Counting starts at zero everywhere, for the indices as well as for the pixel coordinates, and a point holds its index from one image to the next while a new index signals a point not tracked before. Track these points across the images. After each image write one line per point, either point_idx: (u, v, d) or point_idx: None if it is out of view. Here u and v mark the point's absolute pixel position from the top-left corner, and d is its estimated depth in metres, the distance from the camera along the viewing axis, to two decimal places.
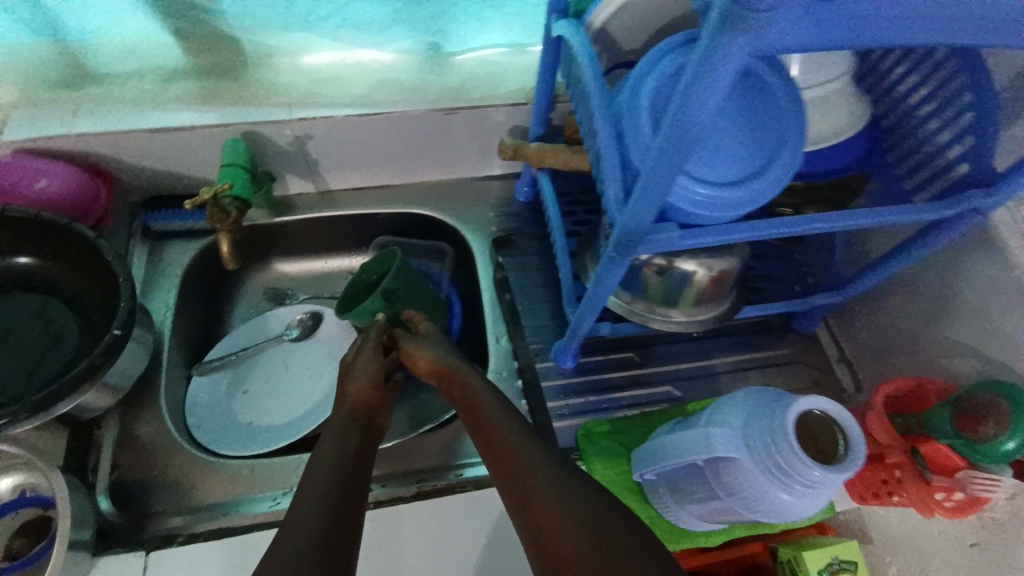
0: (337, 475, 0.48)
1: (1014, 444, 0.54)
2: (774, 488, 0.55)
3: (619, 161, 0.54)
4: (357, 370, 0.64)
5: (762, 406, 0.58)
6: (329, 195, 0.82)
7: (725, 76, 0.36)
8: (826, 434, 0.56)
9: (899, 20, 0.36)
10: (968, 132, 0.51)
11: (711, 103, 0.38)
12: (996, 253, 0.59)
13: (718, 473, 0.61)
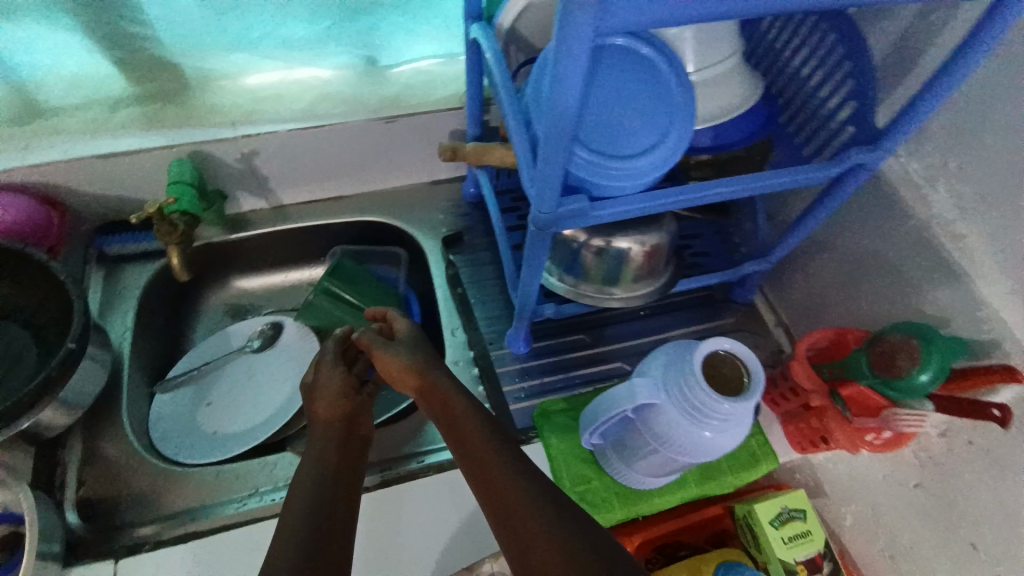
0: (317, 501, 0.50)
1: (928, 376, 0.58)
2: (693, 428, 0.48)
3: (531, 142, 0.53)
4: (320, 386, 0.62)
5: (678, 348, 0.51)
6: (281, 209, 0.89)
7: (583, 51, 0.39)
8: (731, 369, 0.50)
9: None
10: (851, 98, 0.60)
11: (579, 75, 0.40)
12: (902, 211, 0.63)
13: (648, 426, 0.53)
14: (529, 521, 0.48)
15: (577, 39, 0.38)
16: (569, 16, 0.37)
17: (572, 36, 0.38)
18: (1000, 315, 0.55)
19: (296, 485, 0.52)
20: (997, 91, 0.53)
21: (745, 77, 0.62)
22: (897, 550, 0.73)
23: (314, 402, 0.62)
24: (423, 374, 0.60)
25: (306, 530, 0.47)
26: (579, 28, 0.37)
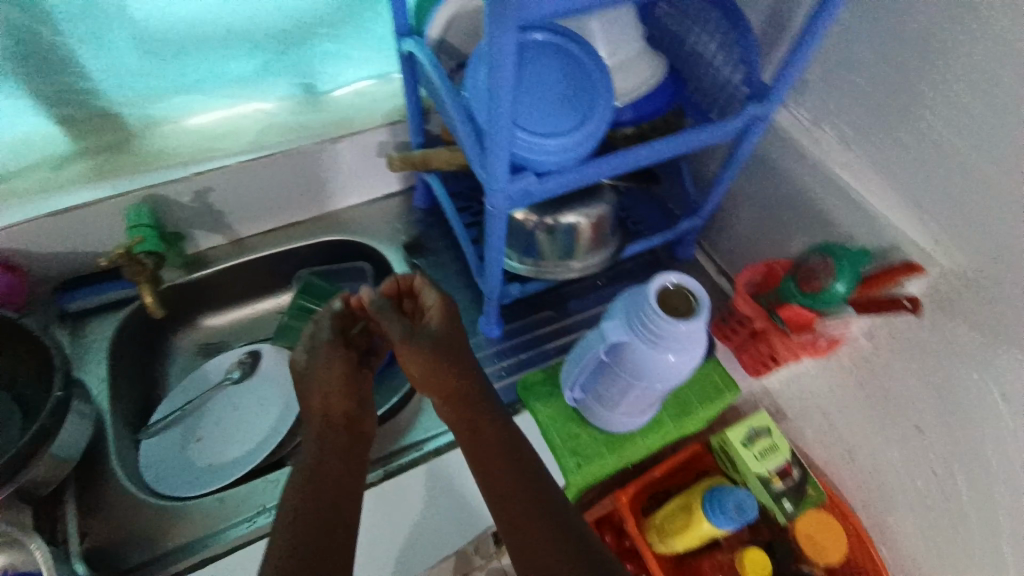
0: (322, 492, 0.56)
1: (844, 285, 0.67)
2: (660, 352, 0.56)
3: (476, 134, 0.59)
4: (322, 375, 0.64)
5: (633, 290, 0.59)
6: (240, 242, 0.91)
7: (511, 43, 0.45)
8: (679, 299, 0.57)
9: None
10: (740, 62, 0.70)
11: (510, 65, 0.46)
12: (800, 152, 0.73)
13: (622, 362, 0.60)
14: (523, 505, 0.57)
15: (505, 34, 0.44)
16: (496, 15, 0.43)
17: (502, 31, 0.44)
18: (891, 222, 0.66)
19: (294, 487, 0.57)
20: (852, 37, 0.64)
21: (649, 56, 0.71)
22: (851, 448, 0.83)
23: (319, 392, 0.64)
24: (439, 369, 0.63)
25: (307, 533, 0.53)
26: (506, 25, 0.44)
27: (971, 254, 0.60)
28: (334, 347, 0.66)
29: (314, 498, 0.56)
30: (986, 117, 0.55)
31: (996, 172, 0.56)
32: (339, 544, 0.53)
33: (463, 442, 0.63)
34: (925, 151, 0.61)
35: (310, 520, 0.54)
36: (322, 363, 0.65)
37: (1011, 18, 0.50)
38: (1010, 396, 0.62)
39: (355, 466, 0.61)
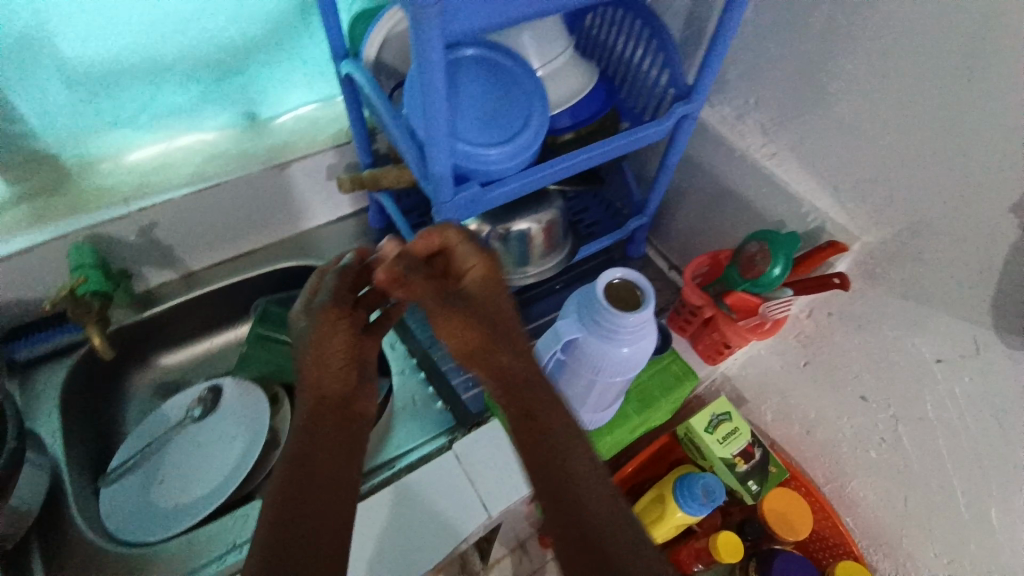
0: (321, 475, 0.51)
1: (779, 268, 0.71)
2: (613, 345, 0.58)
3: (418, 148, 0.61)
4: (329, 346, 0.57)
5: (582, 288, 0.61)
6: (191, 275, 0.90)
7: (438, 56, 0.47)
8: (627, 292, 0.60)
9: None
10: (665, 66, 0.74)
11: (440, 77, 0.48)
12: (730, 146, 0.78)
13: (579, 360, 0.62)
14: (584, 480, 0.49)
15: (430, 48, 0.46)
16: (420, 28, 0.45)
17: (428, 44, 0.46)
18: (815, 205, 0.71)
19: (279, 477, 0.51)
20: (763, 36, 0.68)
21: (580, 65, 0.75)
22: (808, 424, 0.88)
23: (323, 369, 0.57)
24: (485, 336, 0.55)
25: (287, 540, 0.47)
26: (431, 37, 0.45)
27: (889, 228, 0.65)
28: (340, 314, 0.58)
29: (298, 500, 0.49)
30: (887, 101, 0.59)
31: (902, 150, 0.60)
32: (334, 523, 0.49)
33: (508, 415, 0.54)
34: (840, 136, 0.65)
35: (289, 527, 0.47)
36: (324, 331, 0.57)
37: (897, 9, 0.55)
38: (941, 358, 0.66)
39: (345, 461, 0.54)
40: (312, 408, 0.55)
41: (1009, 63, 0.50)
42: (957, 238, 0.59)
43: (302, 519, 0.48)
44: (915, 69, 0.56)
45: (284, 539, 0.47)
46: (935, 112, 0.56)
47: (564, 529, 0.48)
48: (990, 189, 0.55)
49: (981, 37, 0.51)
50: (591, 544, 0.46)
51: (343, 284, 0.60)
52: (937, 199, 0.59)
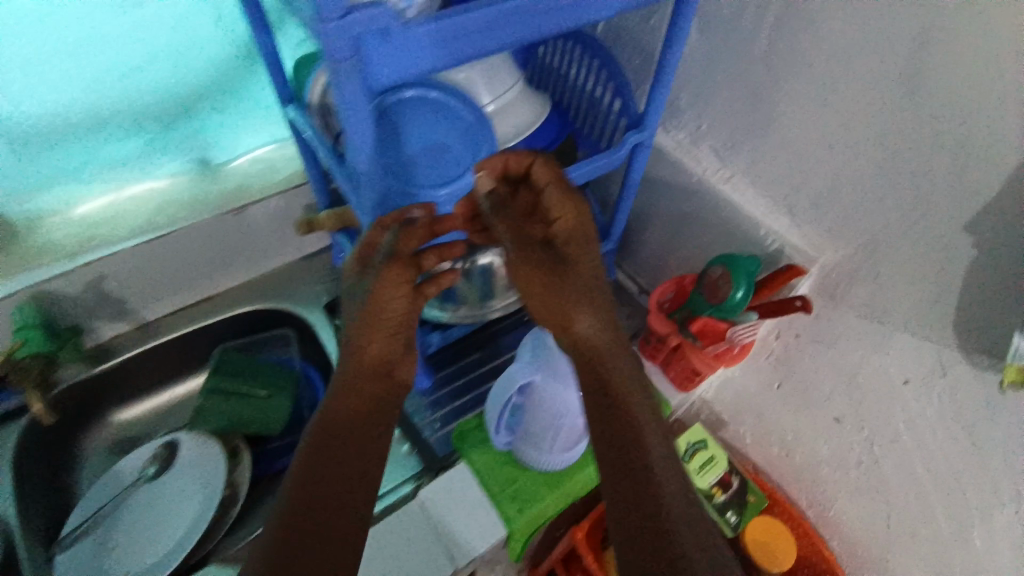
0: (350, 450, 0.58)
1: (740, 293, 0.70)
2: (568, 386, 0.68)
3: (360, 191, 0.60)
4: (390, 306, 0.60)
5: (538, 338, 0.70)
6: (147, 326, 0.87)
7: (362, 105, 0.44)
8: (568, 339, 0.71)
9: (486, 28, 0.45)
10: (616, 95, 0.74)
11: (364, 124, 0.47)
12: (686, 171, 0.77)
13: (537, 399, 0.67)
14: (643, 431, 0.55)
15: (353, 98, 0.44)
16: (339, 84, 0.42)
17: (349, 97, 0.43)
18: (773, 229, 0.70)
19: (331, 405, 0.60)
20: (710, 62, 0.68)
21: (531, 98, 0.74)
22: (787, 446, 0.85)
23: (372, 329, 0.61)
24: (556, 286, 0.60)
25: (325, 457, 0.57)
26: (351, 90, 0.43)
27: (847, 250, 0.64)
28: (402, 267, 0.60)
29: (342, 426, 0.59)
30: (834, 125, 0.59)
31: (854, 171, 0.59)
32: (353, 501, 0.55)
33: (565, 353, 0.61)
34: (793, 159, 0.65)
35: (328, 447, 0.57)
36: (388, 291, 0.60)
37: (831, 36, 0.55)
38: (908, 379, 0.65)
39: (385, 400, 0.62)
40: (370, 339, 0.61)
41: (948, 84, 0.49)
42: (914, 259, 0.58)
43: (342, 441, 0.58)
44: (857, 91, 0.56)
45: (322, 457, 0.57)
46: (878, 133, 0.56)
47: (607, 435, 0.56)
48: (941, 210, 0.54)
49: (918, 60, 0.50)
50: (621, 447, 0.54)
51: (409, 242, 0.59)
52: (890, 220, 0.58)
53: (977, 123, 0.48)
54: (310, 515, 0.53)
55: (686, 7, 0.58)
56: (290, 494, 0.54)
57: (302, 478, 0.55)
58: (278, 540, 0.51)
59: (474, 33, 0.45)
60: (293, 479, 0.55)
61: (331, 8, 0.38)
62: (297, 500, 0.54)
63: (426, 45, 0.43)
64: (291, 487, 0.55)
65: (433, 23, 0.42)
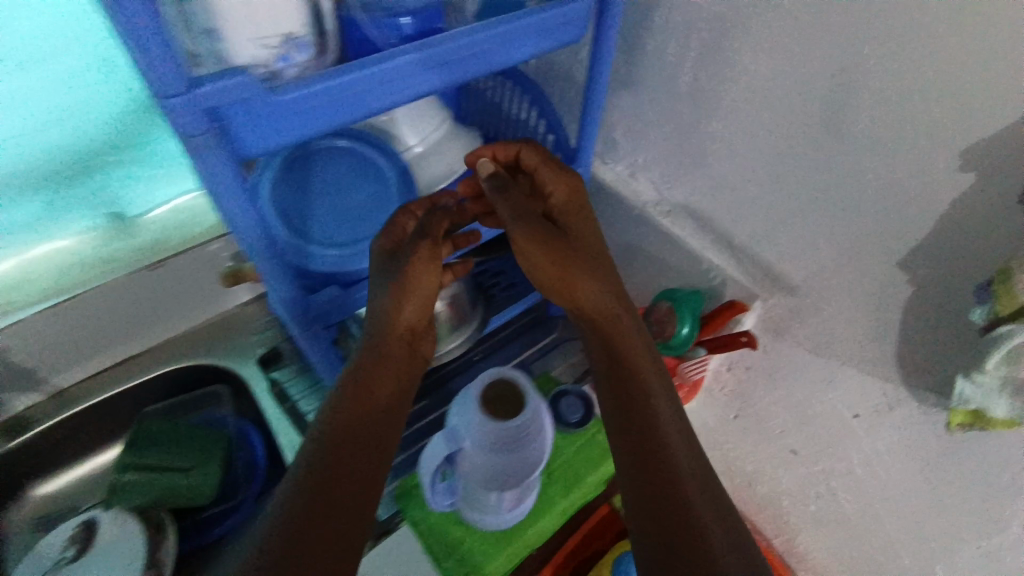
0: (360, 439, 0.50)
1: (687, 328, 0.68)
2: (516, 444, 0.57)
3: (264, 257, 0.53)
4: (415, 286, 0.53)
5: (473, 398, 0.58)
6: (62, 393, 0.80)
7: (237, 182, 0.38)
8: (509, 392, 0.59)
9: (375, 86, 0.41)
10: (546, 129, 0.70)
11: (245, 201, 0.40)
12: (626, 205, 0.75)
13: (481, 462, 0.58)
14: (658, 394, 0.54)
15: (225, 175, 0.37)
16: (199, 163, 0.36)
17: (214, 177, 0.36)
18: (716, 263, 0.68)
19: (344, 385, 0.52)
20: (639, 96, 0.66)
21: (461, 134, 0.69)
22: (750, 475, 0.81)
23: (407, 297, 0.53)
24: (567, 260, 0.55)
25: (336, 443, 0.49)
26: (214, 168, 0.36)
27: (789, 284, 0.62)
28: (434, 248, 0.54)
29: (354, 408, 0.51)
30: (765, 161, 0.57)
31: (789, 207, 0.57)
32: (366, 495, 0.48)
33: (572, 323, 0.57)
34: (728, 193, 0.62)
35: (340, 432, 0.49)
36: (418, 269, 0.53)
37: (752, 70, 0.53)
38: (858, 413, 0.63)
39: (403, 380, 0.55)
40: (394, 324, 0.53)
41: (870, 124, 0.47)
42: (853, 296, 0.56)
43: (355, 426, 0.50)
44: (784, 130, 0.53)
45: (334, 442, 0.49)
46: (806, 168, 0.53)
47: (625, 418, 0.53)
48: (875, 249, 0.52)
49: (839, 99, 0.48)
50: (643, 432, 0.52)
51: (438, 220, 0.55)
52: (828, 257, 0.56)
53: (903, 164, 0.46)
54: (320, 506, 0.46)
55: (603, 39, 0.54)
56: (297, 483, 0.47)
57: (311, 466, 0.47)
58: (282, 535, 0.43)
59: (361, 94, 0.40)
60: (301, 468, 0.48)
61: (175, 82, 0.32)
62: (304, 489, 0.46)
63: (305, 110, 0.38)
64: (300, 474, 0.47)
65: (307, 87, 0.37)
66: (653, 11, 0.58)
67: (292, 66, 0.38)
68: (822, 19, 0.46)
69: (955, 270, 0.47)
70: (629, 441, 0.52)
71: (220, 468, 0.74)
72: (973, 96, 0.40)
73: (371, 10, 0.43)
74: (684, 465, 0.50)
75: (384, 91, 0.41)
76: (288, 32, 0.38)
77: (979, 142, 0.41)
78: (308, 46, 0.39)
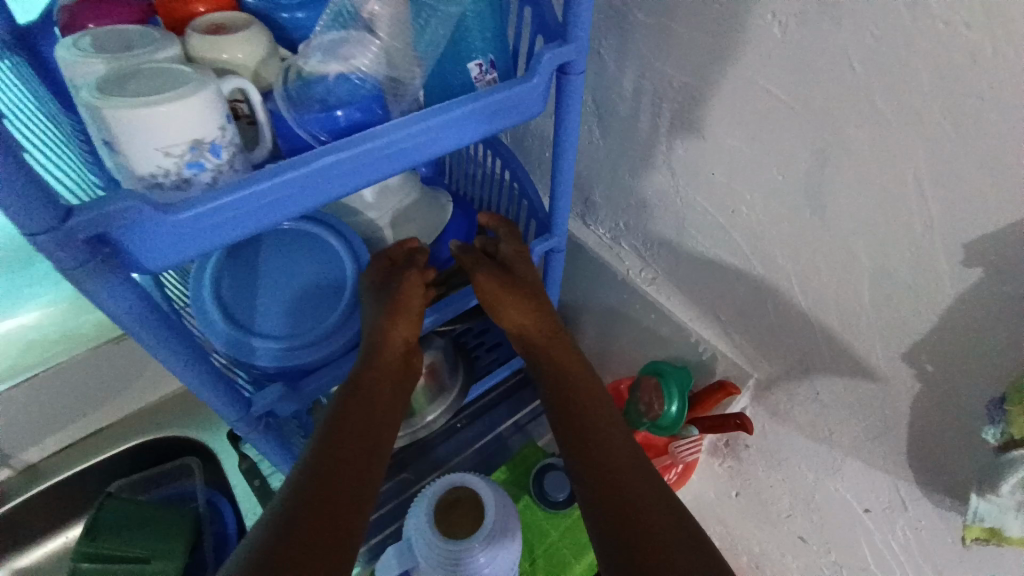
0: (333, 471, 0.41)
1: (676, 406, 0.62)
2: (492, 523, 0.54)
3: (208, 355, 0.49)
4: (403, 300, 0.49)
5: (428, 505, 0.55)
6: (31, 469, 0.78)
7: (136, 298, 0.34)
8: (456, 491, 0.57)
9: (300, 184, 0.37)
10: (521, 195, 0.65)
11: (150, 318, 0.36)
12: (609, 271, 0.71)
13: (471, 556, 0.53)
14: (632, 451, 0.47)
15: (119, 292, 0.33)
16: (87, 289, 0.33)
17: (110, 302, 0.33)
18: (703, 335, 0.64)
19: (325, 426, 0.45)
20: (614, 161, 0.62)
21: (431, 202, 0.65)
22: (755, 558, 0.72)
23: (399, 317, 0.49)
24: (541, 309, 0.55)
25: (322, 477, 0.40)
26: (109, 294, 0.33)
27: (782, 362, 0.57)
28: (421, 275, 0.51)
29: (341, 441, 0.43)
30: (746, 236, 0.52)
31: (777, 285, 0.52)
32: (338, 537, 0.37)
33: (536, 381, 0.53)
34: (712, 266, 0.58)
35: (326, 466, 0.41)
36: (408, 287, 0.50)
37: (728, 143, 0.48)
38: (869, 507, 0.57)
39: (394, 415, 0.48)
40: (385, 353, 0.48)
41: (855, 209, 0.42)
42: (854, 383, 0.51)
43: (342, 459, 0.42)
44: (765, 207, 0.49)
45: (322, 476, 0.40)
46: (793, 246, 0.49)
47: (584, 465, 0.46)
48: (871, 338, 0.47)
49: (816, 180, 0.43)
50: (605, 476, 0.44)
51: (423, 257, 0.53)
52: (822, 340, 0.51)
53: (896, 253, 0.41)
54: (307, 551, 0.35)
55: (569, 106, 0.48)
56: (273, 530, 0.36)
57: (293, 505, 0.38)
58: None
59: (281, 188, 0.36)
60: (279, 511, 0.38)
61: (46, 215, 0.28)
62: (285, 532, 0.36)
63: (216, 215, 0.34)
64: (278, 517, 0.37)
65: (213, 200, 0.34)
66: (621, 80, 0.55)
67: (204, 172, 0.35)
68: (792, 99, 0.41)
69: (962, 369, 0.42)
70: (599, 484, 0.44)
71: (185, 554, 0.69)
72: (974, 189, 0.35)
73: (300, 105, 0.40)
74: (676, 502, 0.42)
75: (306, 182, 0.37)
76: (197, 136, 0.34)
77: (977, 239, 0.37)
78: (225, 148, 0.35)
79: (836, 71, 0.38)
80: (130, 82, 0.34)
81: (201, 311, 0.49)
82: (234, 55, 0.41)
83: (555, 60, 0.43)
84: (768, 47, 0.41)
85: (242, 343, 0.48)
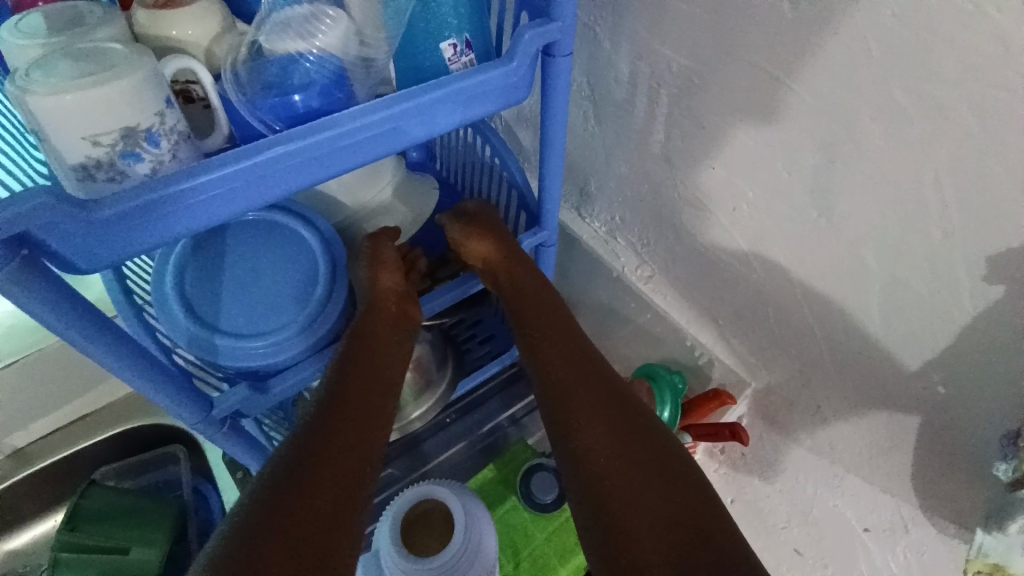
0: (308, 458, 0.38)
1: (668, 410, 0.59)
2: (465, 527, 0.53)
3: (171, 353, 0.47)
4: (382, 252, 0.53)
5: (396, 520, 0.54)
6: (20, 453, 0.78)
7: (70, 301, 0.32)
8: (425, 504, 0.57)
9: (260, 167, 0.33)
10: (511, 184, 0.61)
11: (88, 320, 0.33)
12: (604, 268, 0.67)
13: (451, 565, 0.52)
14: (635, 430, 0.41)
15: (51, 295, 0.31)
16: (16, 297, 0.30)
17: (36, 307, 0.31)
18: (699, 339, 0.60)
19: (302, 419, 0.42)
20: (610, 149, 0.58)
21: (416, 186, 0.61)
22: None
23: (381, 270, 0.52)
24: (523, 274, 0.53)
25: (295, 463, 0.38)
26: (33, 298, 0.30)
27: (784, 372, 0.53)
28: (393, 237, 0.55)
29: (318, 426, 0.41)
30: (746, 237, 0.48)
31: (779, 289, 0.48)
32: (310, 527, 0.34)
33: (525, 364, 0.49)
34: (711, 266, 0.54)
35: (303, 447, 0.39)
36: (382, 243, 0.54)
37: (728, 135, 0.44)
38: (869, 527, 0.53)
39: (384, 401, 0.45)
40: (365, 341, 0.48)
41: (868, 213, 0.38)
42: (859, 397, 0.47)
43: (317, 441, 0.40)
44: (769, 208, 0.45)
45: (295, 462, 0.38)
46: (799, 248, 0.44)
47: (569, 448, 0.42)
48: (881, 352, 0.43)
49: (824, 179, 0.39)
50: (592, 458, 0.40)
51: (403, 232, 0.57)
52: (827, 351, 0.47)
53: (910, 263, 0.37)
54: (285, 526, 0.34)
55: (557, 84, 0.43)
56: (242, 517, 0.34)
57: (266, 489, 0.36)
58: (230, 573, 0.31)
59: (238, 172, 0.33)
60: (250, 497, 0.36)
61: None
62: (255, 517, 0.34)
63: (156, 207, 0.31)
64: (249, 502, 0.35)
65: (147, 193, 0.31)
66: (616, 62, 0.50)
67: (142, 163, 0.32)
68: (801, 87, 0.37)
69: (977, 390, 0.38)
70: (587, 461, 0.40)
71: (166, 545, 0.68)
72: (1000, 196, 0.31)
73: (250, 88, 0.37)
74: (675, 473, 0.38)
75: (270, 163, 0.34)
76: (131, 125, 0.31)
77: (1002, 252, 0.32)
78: (165, 137, 0.32)
79: (849, 60, 0.34)
80: (59, 63, 0.31)
81: (163, 308, 0.47)
82: (184, 32, 0.38)
83: (538, 39, 0.39)
84: (774, 30, 0.37)
85: (205, 340, 0.46)
